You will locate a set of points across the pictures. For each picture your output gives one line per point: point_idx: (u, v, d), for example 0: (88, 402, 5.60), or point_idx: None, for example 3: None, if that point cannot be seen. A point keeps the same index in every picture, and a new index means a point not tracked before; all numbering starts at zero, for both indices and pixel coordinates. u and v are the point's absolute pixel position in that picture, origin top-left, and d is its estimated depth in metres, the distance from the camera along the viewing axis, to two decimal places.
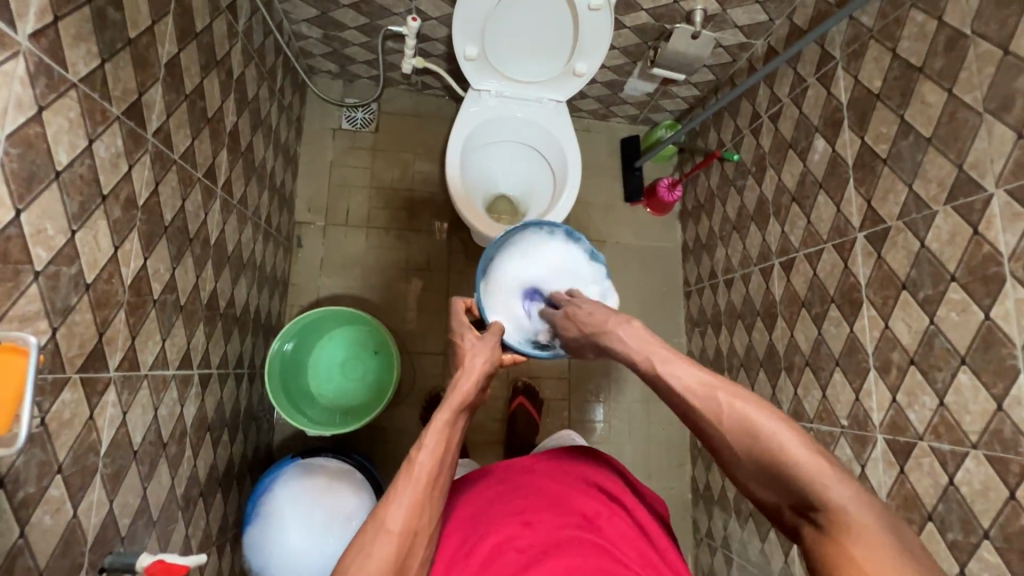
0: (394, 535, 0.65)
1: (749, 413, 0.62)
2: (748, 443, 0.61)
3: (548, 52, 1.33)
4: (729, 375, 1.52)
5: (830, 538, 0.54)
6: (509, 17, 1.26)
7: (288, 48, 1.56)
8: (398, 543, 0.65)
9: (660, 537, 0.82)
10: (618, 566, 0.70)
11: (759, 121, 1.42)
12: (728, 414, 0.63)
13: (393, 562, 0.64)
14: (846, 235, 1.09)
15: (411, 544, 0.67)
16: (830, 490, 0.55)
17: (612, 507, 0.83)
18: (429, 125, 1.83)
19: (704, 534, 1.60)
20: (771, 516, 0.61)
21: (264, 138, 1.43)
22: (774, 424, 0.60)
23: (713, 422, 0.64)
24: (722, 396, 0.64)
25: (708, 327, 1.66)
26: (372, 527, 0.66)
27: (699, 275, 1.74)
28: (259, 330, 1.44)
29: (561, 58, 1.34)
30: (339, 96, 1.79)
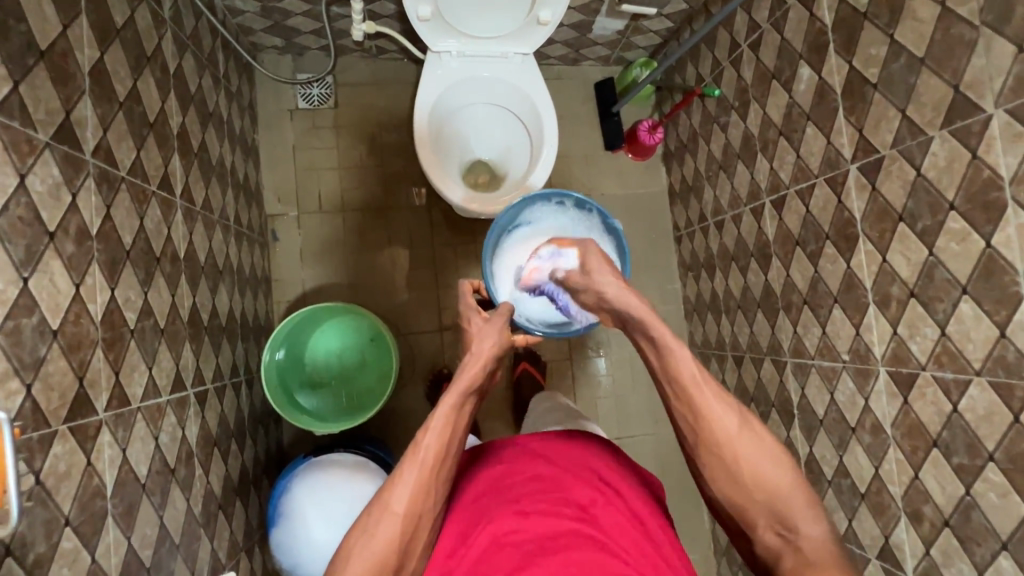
0: (399, 516, 0.71)
1: (762, 451, 0.74)
2: (754, 469, 0.74)
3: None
4: (727, 317, 1.52)
5: (806, 557, 0.69)
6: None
7: (225, 28, 1.43)
8: (403, 524, 0.71)
9: (651, 517, 0.84)
10: (612, 560, 0.72)
11: (738, 51, 1.34)
12: (744, 448, 0.75)
13: (397, 541, 0.71)
14: (838, 168, 1.05)
15: (415, 525, 0.73)
16: (811, 523, 0.71)
17: (607, 494, 0.84)
18: (392, 93, 1.72)
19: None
20: (742, 534, 0.76)
21: (217, 132, 1.33)
22: (777, 466, 0.74)
23: (730, 453, 0.75)
24: (743, 434, 0.75)
25: (702, 271, 1.64)
26: (377, 509, 0.72)
27: (689, 219, 1.70)
28: (249, 335, 1.40)
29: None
30: (290, 73, 1.67)
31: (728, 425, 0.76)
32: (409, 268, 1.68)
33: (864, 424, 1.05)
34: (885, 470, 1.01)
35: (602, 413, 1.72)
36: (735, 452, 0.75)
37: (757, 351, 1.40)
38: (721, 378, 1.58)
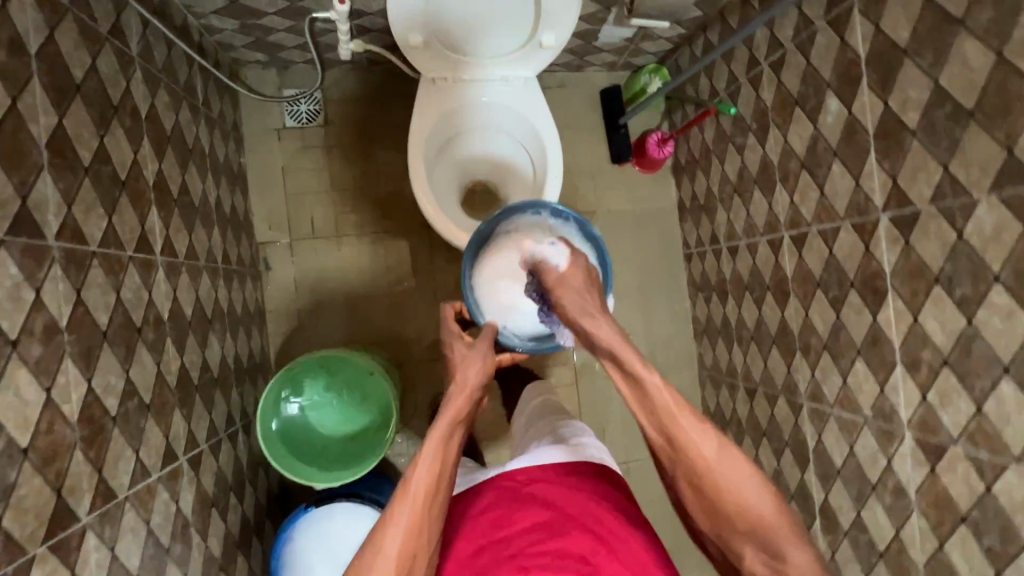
0: (393, 558, 0.72)
1: (740, 479, 0.73)
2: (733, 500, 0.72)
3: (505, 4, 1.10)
4: (740, 346, 1.46)
5: None
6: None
7: (201, 48, 1.32)
8: (396, 566, 0.71)
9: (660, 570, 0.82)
10: None
11: (757, 69, 1.23)
12: (722, 474, 0.73)
13: None
14: (866, 215, 0.97)
15: (411, 566, 0.73)
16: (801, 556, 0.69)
17: (608, 544, 0.83)
18: (385, 107, 1.62)
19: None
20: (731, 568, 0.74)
21: (199, 167, 1.25)
22: (758, 494, 0.72)
23: (709, 480, 0.73)
24: (719, 459, 0.73)
25: (713, 294, 1.57)
26: (371, 553, 0.73)
27: (700, 238, 1.62)
28: (243, 377, 1.35)
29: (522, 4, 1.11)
30: (276, 89, 1.57)
31: (705, 451, 0.74)
32: (408, 294, 1.62)
33: (885, 484, 1.01)
34: (906, 534, 0.97)
35: (610, 437, 1.69)
36: (713, 479, 0.73)
37: (771, 387, 1.34)
38: (732, 406, 1.54)
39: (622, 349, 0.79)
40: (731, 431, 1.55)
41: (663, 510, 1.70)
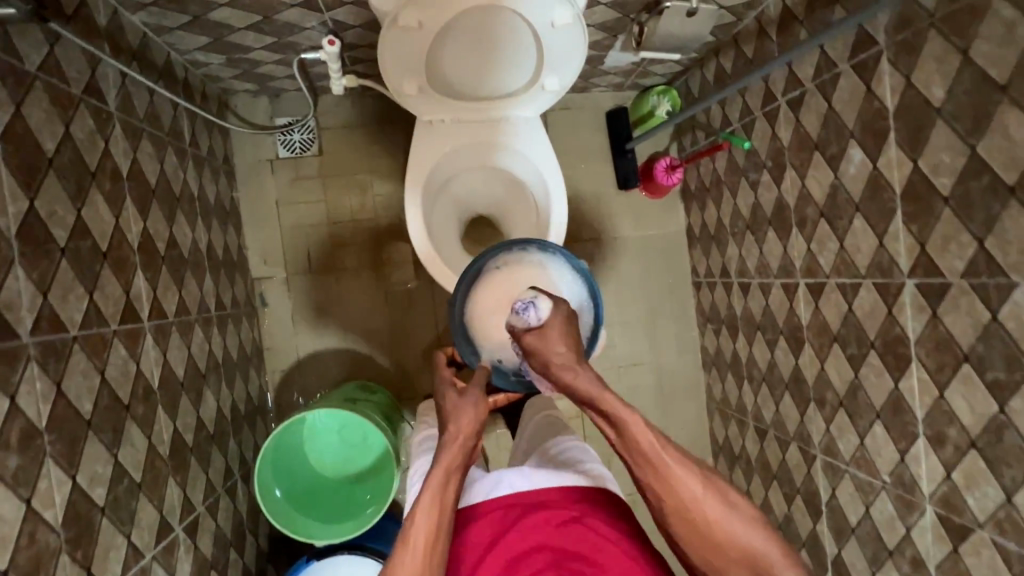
0: None
1: (732, 517, 0.67)
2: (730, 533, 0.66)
3: (505, 49, 1.03)
4: (751, 385, 1.42)
5: None
6: (430, 27, 0.97)
7: (187, 84, 1.26)
8: None
9: None
10: None
11: (773, 104, 1.16)
12: (714, 514, 0.67)
13: None
14: (890, 277, 0.92)
15: None
16: None
17: None
18: (382, 135, 1.55)
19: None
20: None
21: (188, 214, 1.19)
22: (754, 535, 0.66)
23: (704, 523, 0.67)
24: (709, 495, 0.67)
25: (723, 327, 1.52)
26: None
27: (709, 268, 1.56)
28: (241, 425, 1.32)
29: (522, 50, 1.03)
30: (267, 118, 1.51)
31: (694, 490, 0.68)
32: (408, 328, 1.58)
33: (902, 552, 0.97)
34: None
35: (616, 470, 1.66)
36: (708, 520, 0.67)
37: (783, 431, 1.30)
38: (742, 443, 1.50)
39: (603, 394, 0.69)
40: (741, 468, 1.52)
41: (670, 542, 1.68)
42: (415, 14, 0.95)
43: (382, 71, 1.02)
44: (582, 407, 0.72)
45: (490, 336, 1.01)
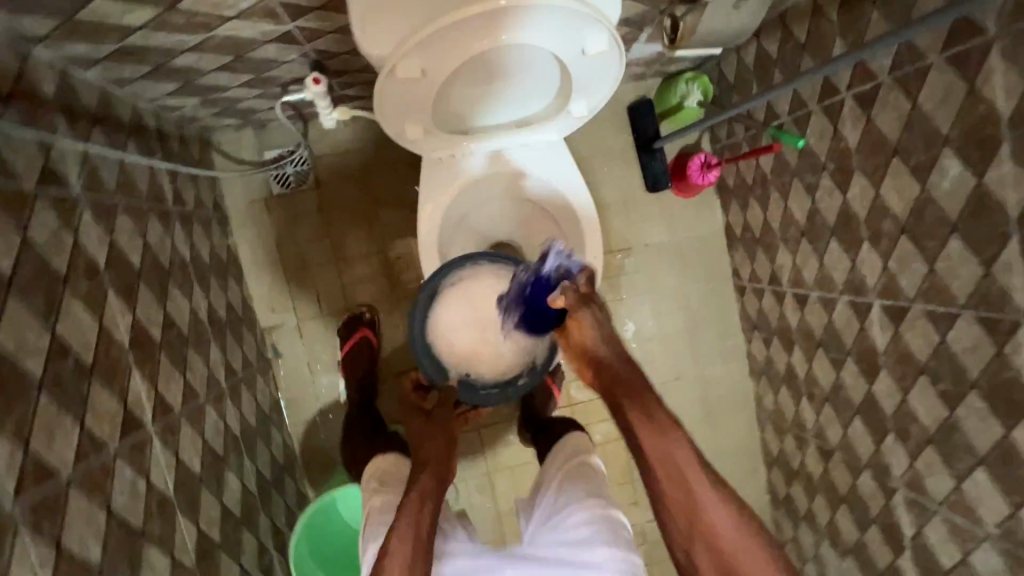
0: None
1: (750, 541, 0.73)
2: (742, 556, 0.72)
3: (528, 75, 0.86)
4: (810, 402, 1.30)
5: None
6: (440, 66, 0.78)
7: (160, 133, 1.12)
8: None
9: None
10: None
11: (836, 98, 0.99)
12: (733, 537, 0.72)
13: None
14: (1000, 312, 0.78)
15: None
16: None
17: None
18: (382, 158, 1.41)
19: (787, 538, 1.55)
20: None
21: (182, 283, 1.08)
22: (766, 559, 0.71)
23: (721, 538, 0.72)
24: (732, 516, 0.74)
25: (775, 338, 1.39)
26: None
27: (755, 273, 1.42)
28: (270, 493, 1.25)
29: (551, 69, 0.86)
30: (255, 152, 1.37)
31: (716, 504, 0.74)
32: None
33: None
34: None
35: None
36: (723, 539, 0.72)
37: (852, 456, 1.20)
38: (802, 458, 1.40)
39: (645, 393, 0.80)
40: (803, 485, 1.42)
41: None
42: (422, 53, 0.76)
43: (378, 110, 0.85)
44: (620, 416, 0.81)
45: (452, 351, 1.02)
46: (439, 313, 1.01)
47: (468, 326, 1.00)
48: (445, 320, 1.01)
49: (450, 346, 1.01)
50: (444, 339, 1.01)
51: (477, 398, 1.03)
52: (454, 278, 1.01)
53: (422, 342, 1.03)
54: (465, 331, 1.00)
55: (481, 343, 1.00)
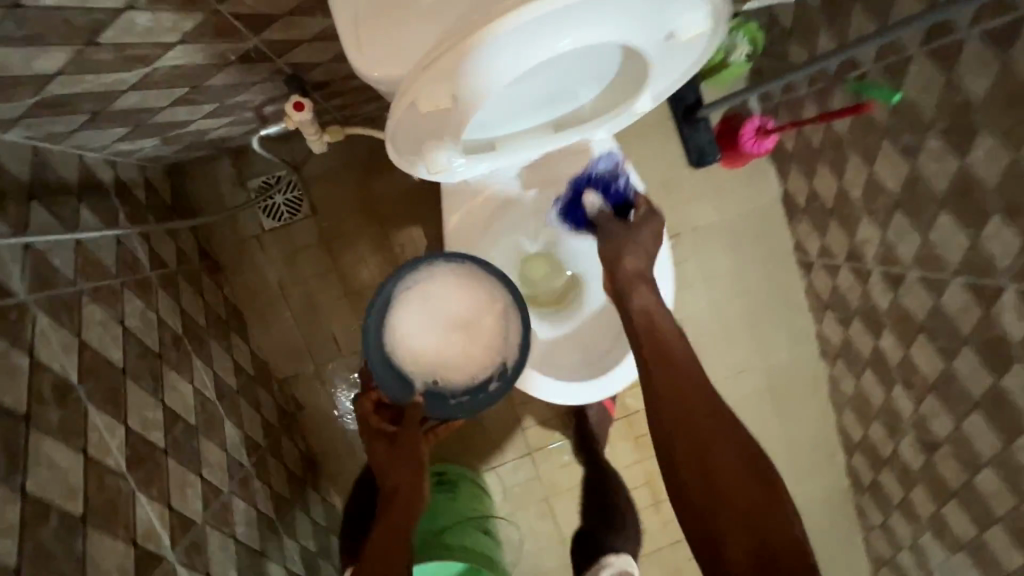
0: None
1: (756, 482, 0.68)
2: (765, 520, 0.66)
3: (587, 62, 0.66)
4: (907, 389, 1.15)
5: None
6: (481, 84, 0.57)
7: (118, 186, 0.93)
8: None
9: None
10: None
11: (950, 39, 0.78)
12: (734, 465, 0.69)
13: None
14: None
15: None
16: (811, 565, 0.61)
17: None
18: (384, 171, 1.22)
19: (878, 524, 1.41)
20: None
21: (179, 361, 0.92)
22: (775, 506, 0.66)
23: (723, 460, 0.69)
24: (736, 450, 0.70)
25: (855, 318, 1.22)
26: None
27: (825, 247, 1.24)
28: (319, 565, 1.12)
29: (613, 53, 0.66)
30: (235, 184, 1.19)
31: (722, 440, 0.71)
32: None
33: None
34: None
35: None
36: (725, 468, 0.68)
37: (967, 450, 1.05)
38: (895, 446, 1.26)
39: (671, 334, 0.79)
40: (898, 473, 1.28)
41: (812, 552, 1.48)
42: (460, 72, 0.55)
43: (388, 136, 0.63)
44: (638, 349, 0.79)
45: (420, 363, 0.83)
46: (401, 319, 0.83)
47: (434, 326, 0.84)
48: (410, 326, 0.83)
49: (416, 355, 0.83)
50: (409, 349, 0.82)
51: (447, 411, 0.80)
52: (411, 276, 0.83)
53: (378, 358, 0.81)
54: (433, 334, 0.84)
55: (450, 343, 0.84)
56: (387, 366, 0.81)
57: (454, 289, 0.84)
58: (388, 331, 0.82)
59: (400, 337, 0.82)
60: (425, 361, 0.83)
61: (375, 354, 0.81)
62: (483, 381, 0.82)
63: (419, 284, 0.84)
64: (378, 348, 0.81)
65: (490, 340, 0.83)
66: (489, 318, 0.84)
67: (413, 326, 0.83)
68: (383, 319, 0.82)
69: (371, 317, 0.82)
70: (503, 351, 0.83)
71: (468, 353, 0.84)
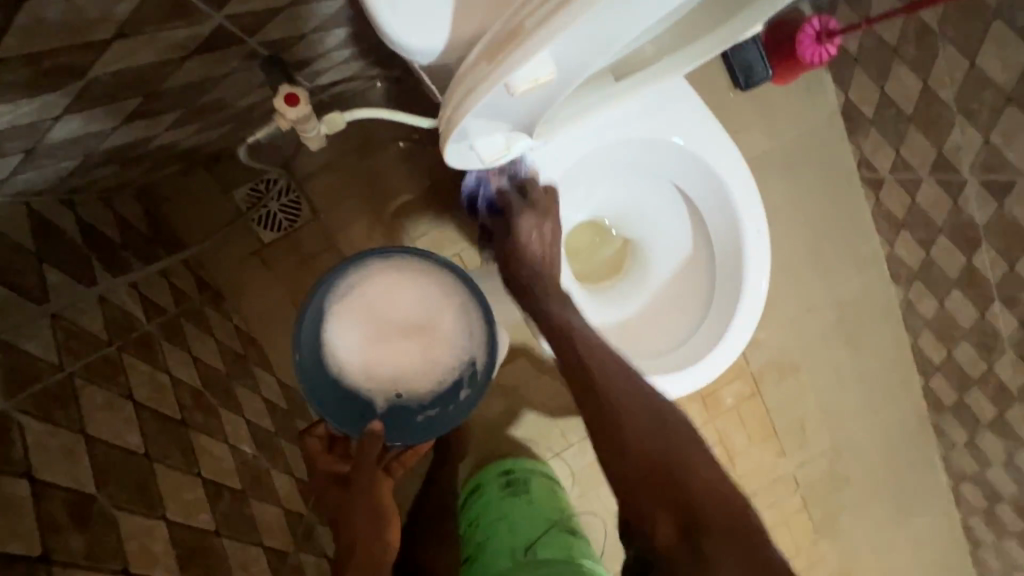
0: None
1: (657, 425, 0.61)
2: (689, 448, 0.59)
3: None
4: (1004, 310, 1.03)
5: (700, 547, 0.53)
6: (588, 50, 0.44)
7: (84, 230, 0.77)
8: None
9: None
10: None
11: None
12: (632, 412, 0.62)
13: None
14: None
15: None
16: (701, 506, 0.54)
17: None
18: (399, 156, 1.08)
19: (961, 443, 1.27)
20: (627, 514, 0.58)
21: (207, 419, 0.79)
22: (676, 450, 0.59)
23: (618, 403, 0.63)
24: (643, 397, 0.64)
25: (940, 237, 1.09)
26: None
27: (903, 159, 1.10)
28: None
29: None
30: (221, 195, 1.02)
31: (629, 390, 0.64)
32: (526, 382, 1.20)
33: None
34: None
35: (816, 441, 1.32)
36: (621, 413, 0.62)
37: None
38: (984, 375, 1.13)
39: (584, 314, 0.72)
40: (990, 392, 1.13)
41: (889, 486, 1.35)
42: (568, 43, 0.42)
43: (447, 120, 0.51)
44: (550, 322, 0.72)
45: (372, 378, 0.78)
46: (340, 335, 0.77)
47: (380, 338, 0.79)
48: (350, 343, 0.77)
49: (366, 372, 0.78)
50: (355, 366, 0.77)
51: (414, 431, 0.78)
52: (343, 286, 0.77)
53: (322, 386, 0.76)
54: (378, 344, 0.78)
55: (403, 353, 0.79)
56: (337, 390, 0.76)
57: (395, 293, 0.79)
58: (329, 352, 0.77)
59: (344, 357, 0.77)
60: (377, 376, 0.78)
61: (319, 381, 0.76)
62: (452, 392, 0.79)
63: (352, 295, 0.78)
64: (322, 373, 0.76)
65: (447, 344, 0.79)
66: (444, 318, 0.80)
67: (352, 344, 0.77)
68: (319, 339, 0.76)
69: (300, 343, 0.75)
70: (464, 352, 0.80)
71: (426, 362, 0.79)
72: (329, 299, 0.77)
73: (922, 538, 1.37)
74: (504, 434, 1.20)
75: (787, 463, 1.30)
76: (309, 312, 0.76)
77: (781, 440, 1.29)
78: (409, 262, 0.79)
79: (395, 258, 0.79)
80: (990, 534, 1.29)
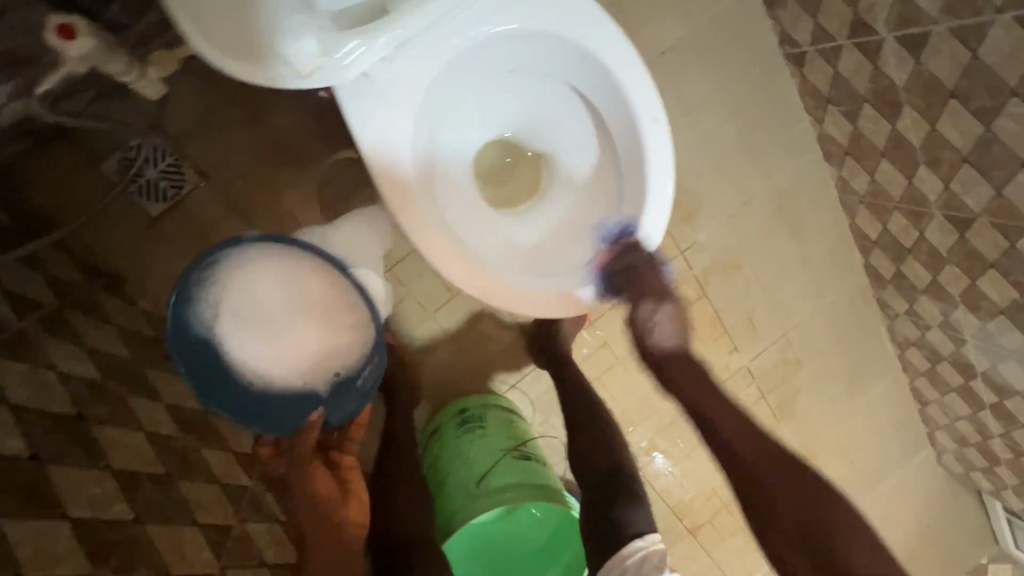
0: None
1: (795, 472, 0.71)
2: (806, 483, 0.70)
3: None
4: (930, 174, 1.01)
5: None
6: None
7: None
8: None
9: None
10: None
11: None
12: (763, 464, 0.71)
13: None
14: None
15: None
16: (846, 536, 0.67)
17: None
18: (285, 98, 0.98)
19: (902, 312, 1.31)
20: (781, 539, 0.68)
21: (111, 411, 0.74)
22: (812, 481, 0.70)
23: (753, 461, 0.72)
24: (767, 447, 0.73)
25: (866, 106, 1.06)
26: None
27: (823, 27, 1.05)
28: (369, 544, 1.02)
29: None
30: (86, 170, 0.92)
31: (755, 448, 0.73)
32: (471, 320, 1.17)
33: None
34: None
35: (768, 331, 1.33)
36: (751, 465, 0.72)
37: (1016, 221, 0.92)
38: (916, 243, 1.14)
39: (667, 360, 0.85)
40: (923, 258, 1.14)
41: (838, 365, 1.39)
42: None
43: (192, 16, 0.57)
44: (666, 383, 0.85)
45: (292, 370, 0.73)
46: (237, 354, 0.71)
47: (277, 334, 0.73)
48: (250, 354, 0.71)
49: (284, 368, 0.73)
50: (271, 371, 0.72)
51: (363, 394, 0.75)
52: (202, 311, 0.70)
53: (247, 401, 0.71)
54: (276, 340, 0.73)
55: (307, 335, 0.74)
56: (265, 399, 0.72)
57: (252, 291, 0.72)
58: (238, 371, 0.71)
59: (253, 369, 0.71)
60: (297, 366, 0.74)
61: (241, 399, 0.71)
62: (374, 341, 0.75)
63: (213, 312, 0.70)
64: (243, 392, 0.71)
65: (343, 306, 0.74)
66: (322, 286, 0.74)
67: (252, 355, 0.72)
68: (216, 365, 0.70)
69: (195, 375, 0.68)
70: (360, 304, 0.75)
71: (335, 332, 0.75)
72: (196, 331, 0.69)
73: (877, 405, 1.44)
74: (458, 375, 1.18)
75: (739, 358, 1.32)
76: (190, 349, 0.69)
77: (731, 337, 1.31)
78: (248, 257, 0.72)
79: (231, 260, 0.71)
80: (936, 392, 1.36)
